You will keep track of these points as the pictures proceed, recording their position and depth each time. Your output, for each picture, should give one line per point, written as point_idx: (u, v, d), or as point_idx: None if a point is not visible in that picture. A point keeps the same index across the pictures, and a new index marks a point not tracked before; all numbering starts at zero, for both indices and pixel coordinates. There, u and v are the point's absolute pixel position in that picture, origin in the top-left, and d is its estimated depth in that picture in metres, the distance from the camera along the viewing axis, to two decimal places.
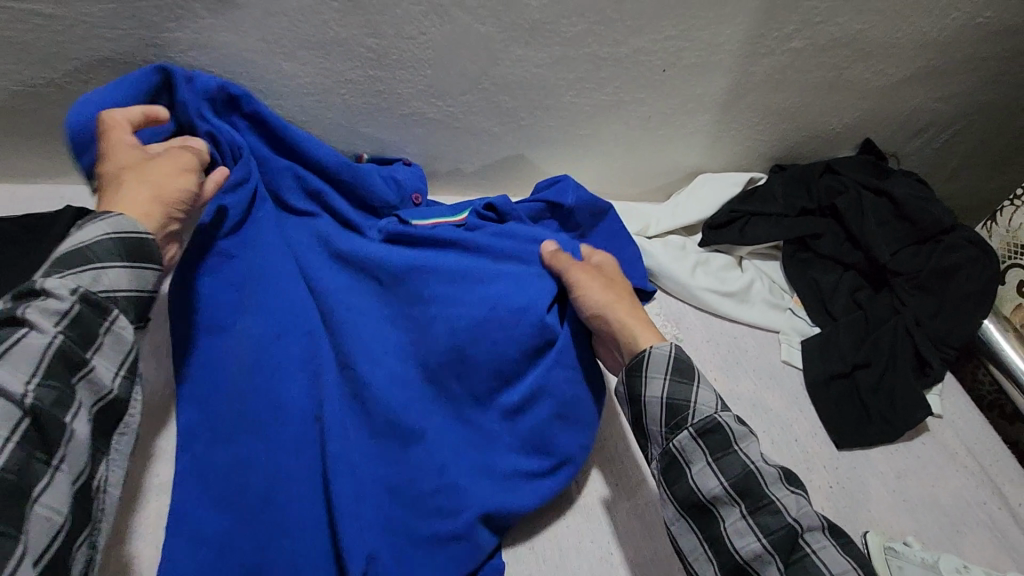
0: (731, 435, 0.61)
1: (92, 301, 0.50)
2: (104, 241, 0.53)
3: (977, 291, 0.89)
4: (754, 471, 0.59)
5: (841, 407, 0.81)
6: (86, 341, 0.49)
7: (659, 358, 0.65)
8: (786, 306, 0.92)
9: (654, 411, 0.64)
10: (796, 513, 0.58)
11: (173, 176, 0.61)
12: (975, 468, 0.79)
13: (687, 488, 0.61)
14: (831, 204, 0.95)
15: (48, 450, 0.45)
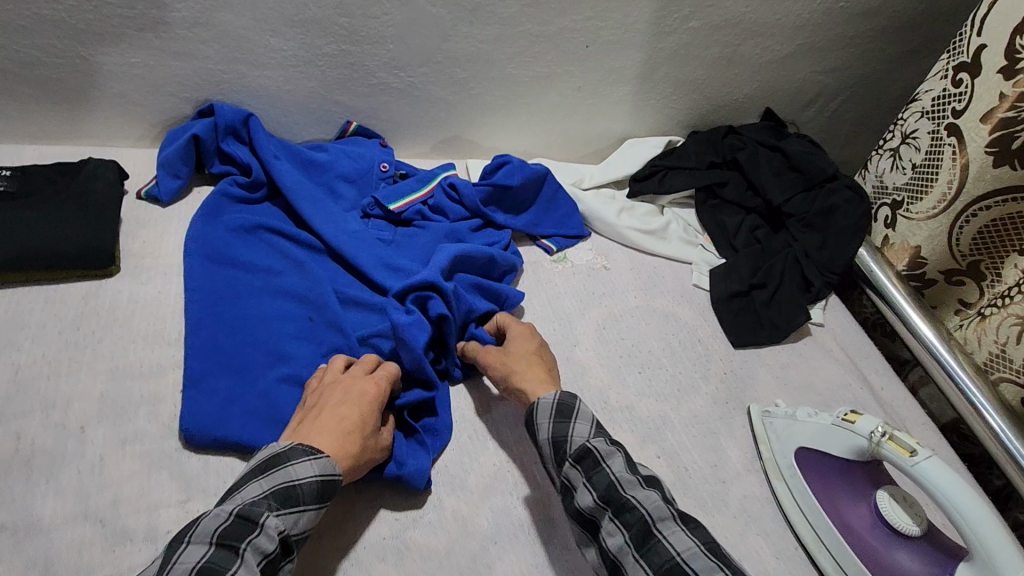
0: (598, 454, 0.64)
1: (283, 544, 0.55)
2: (309, 483, 0.58)
3: (853, 226, 1.07)
4: (616, 481, 0.62)
5: (738, 316, 0.98)
6: (280, 554, 0.55)
7: (544, 405, 0.68)
8: (698, 243, 1.10)
9: (541, 450, 0.67)
10: (649, 507, 0.59)
11: (371, 415, 0.66)
12: (845, 361, 0.97)
13: (573, 508, 0.63)
14: (734, 158, 1.14)
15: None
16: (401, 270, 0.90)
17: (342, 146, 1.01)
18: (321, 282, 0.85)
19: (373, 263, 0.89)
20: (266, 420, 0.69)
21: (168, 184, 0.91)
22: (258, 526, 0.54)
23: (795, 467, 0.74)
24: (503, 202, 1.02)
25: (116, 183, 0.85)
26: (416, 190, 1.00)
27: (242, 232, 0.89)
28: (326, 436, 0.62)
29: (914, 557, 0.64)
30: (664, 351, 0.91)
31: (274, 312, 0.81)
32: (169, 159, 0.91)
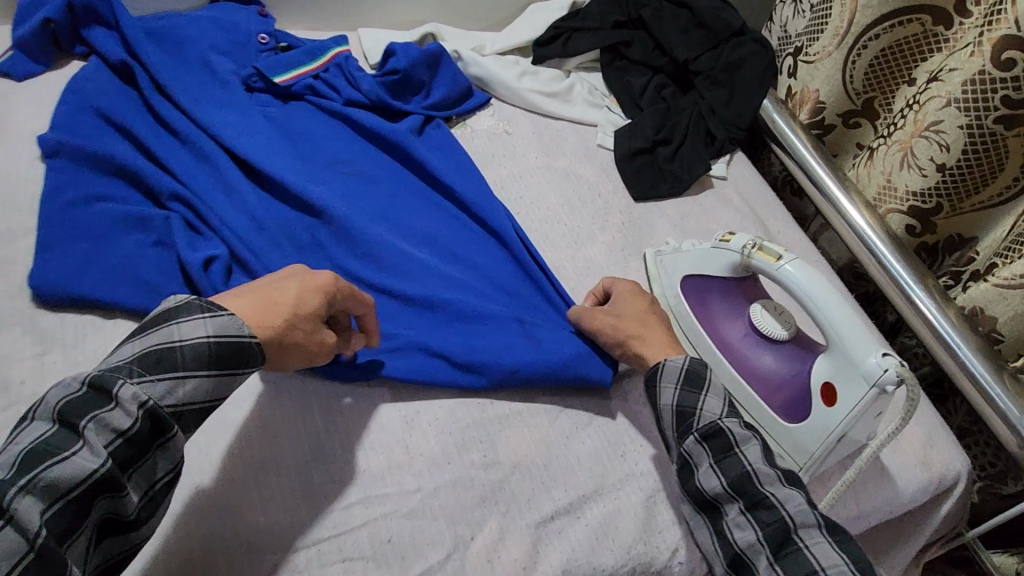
0: (733, 438, 0.58)
1: (152, 415, 0.47)
2: (194, 346, 0.50)
3: (758, 79, 1.05)
4: (752, 472, 0.56)
5: (641, 172, 0.97)
6: (148, 430, 0.47)
7: (673, 367, 0.64)
8: (604, 105, 1.06)
9: (661, 417, 0.63)
10: (791, 509, 0.53)
11: (309, 295, 0.57)
12: (745, 209, 0.97)
13: (693, 486, 0.59)
14: (638, 16, 1.09)
15: (41, 479, 0.41)
16: (279, 136, 0.84)
17: (215, 11, 0.93)
18: (191, 144, 0.79)
19: (246, 130, 0.82)
20: (122, 276, 0.65)
21: (30, 67, 0.85)
22: (112, 399, 0.46)
23: (680, 295, 0.75)
24: (404, 86, 0.90)
25: None
26: (304, 61, 0.91)
27: (96, 98, 0.81)
28: (249, 305, 0.55)
29: (778, 359, 0.67)
30: (563, 207, 0.90)
31: (132, 166, 0.73)
32: (24, 40, 0.84)
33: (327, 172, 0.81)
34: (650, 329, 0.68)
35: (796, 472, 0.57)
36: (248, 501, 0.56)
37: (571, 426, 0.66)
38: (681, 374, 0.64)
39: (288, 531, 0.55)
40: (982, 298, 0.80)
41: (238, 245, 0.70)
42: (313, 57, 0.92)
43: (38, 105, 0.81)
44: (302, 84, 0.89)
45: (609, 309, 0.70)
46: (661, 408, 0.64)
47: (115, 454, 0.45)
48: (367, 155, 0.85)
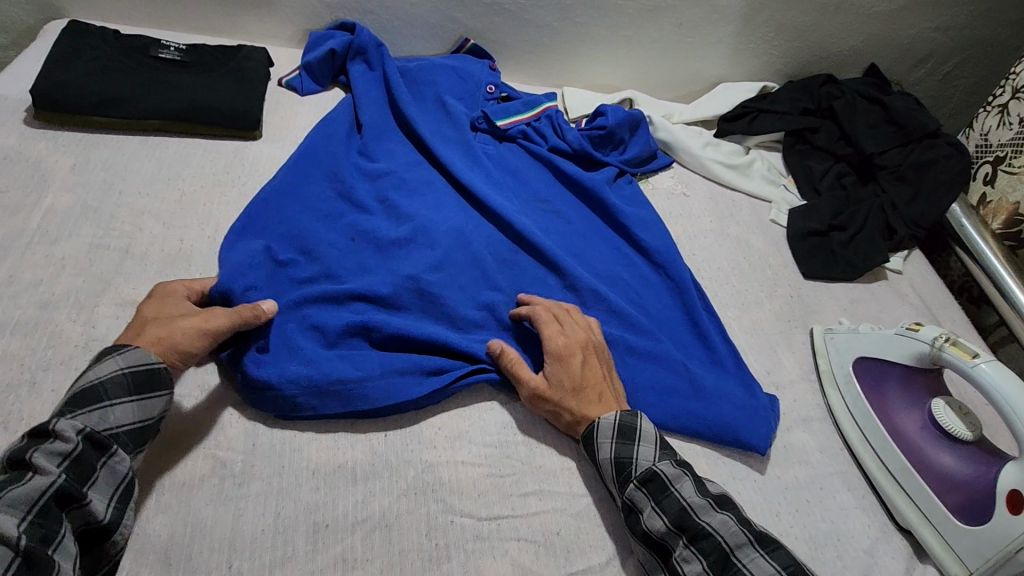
0: (666, 478, 0.61)
1: (91, 440, 0.52)
2: (114, 376, 0.56)
3: (948, 180, 1.05)
4: (688, 506, 0.59)
5: (813, 253, 1.00)
6: (96, 452, 0.53)
7: (606, 425, 0.65)
8: (781, 183, 1.10)
9: (602, 471, 0.64)
10: (725, 533, 0.58)
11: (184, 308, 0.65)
12: (920, 306, 0.96)
13: (640, 529, 0.60)
14: (829, 106, 1.13)
15: (8, 497, 0.47)
16: (488, 170, 0.97)
17: (456, 60, 1.11)
18: (423, 168, 0.94)
19: (466, 163, 0.97)
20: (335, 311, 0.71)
21: (308, 84, 1.04)
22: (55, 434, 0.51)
23: (852, 376, 0.76)
24: (607, 141, 1.03)
25: (265, 67, 1.00)
26: (522, 110, 1.06)
27: (358, 116, 0.98)
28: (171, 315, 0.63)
29: (959, 459, 0.66)
30: (734, 270, 0.94)
31: (384, 178, 0.89)
32: (310, 64, 1.03)
33: (529, 210, 0.93)
34: (588, 390, 0.68)
35: (725, 497, 0.61)
36: (445, 463, 0.64)
37: (727, 474, 0.70)
38: (615, 428, 0.65)
39: (477, 500, 0.62)
40: None
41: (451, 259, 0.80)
42: (530, 108, 1.06)
43: (313, 117, 1.01)
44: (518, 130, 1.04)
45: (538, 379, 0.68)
46: (600, 461, 0.65)
47: (71, 468, 0.51)
48: (563, 198, 0.97)
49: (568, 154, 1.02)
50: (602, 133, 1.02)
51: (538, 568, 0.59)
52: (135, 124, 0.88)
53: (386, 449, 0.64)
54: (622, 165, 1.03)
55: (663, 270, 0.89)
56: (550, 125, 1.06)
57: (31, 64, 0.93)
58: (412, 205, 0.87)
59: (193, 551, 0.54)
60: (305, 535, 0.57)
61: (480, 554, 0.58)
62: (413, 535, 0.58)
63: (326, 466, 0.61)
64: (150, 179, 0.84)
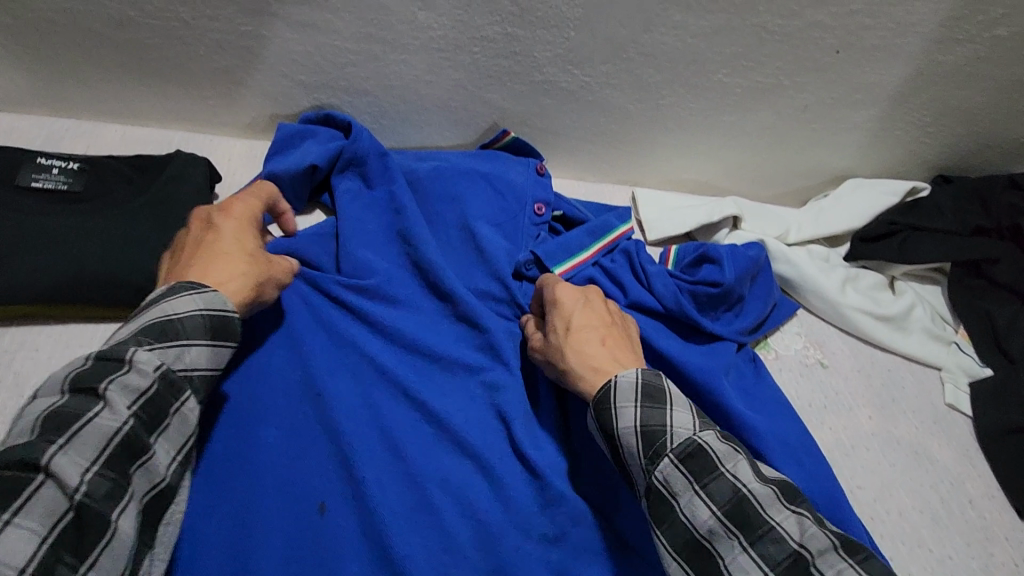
0: (715, 455, 0.47)
1: (169, 379, 0.44)
2: (192, 316, 0.48)
3: None
4: (749, 495, 0.45)
5: (1021, 467, 0.67)
6: (171, 393, 0.45)
7: (627, 386, 0.53)
8: (951, 340, 0.78)
9: (629, 450, 0.51)
10: (802, 537, 0.44)
11: (247, 233, 0.56)
12: None
13: (676, 524, 0.46)
14: (1013, 224, 0.80)
15: (77, 439, 0.39)
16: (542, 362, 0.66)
17: (490, 161, 0.78)
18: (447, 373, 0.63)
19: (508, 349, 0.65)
20: None
21: (267, 206, 0.68)
22: (101, 399, 0.41)
23: None
24: (715, 301, 0.70)
25: (206, 189, 0.66)
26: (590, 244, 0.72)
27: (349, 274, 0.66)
28: (203, 265, 0.52)
29: None
30: (921, 514, 0.63)
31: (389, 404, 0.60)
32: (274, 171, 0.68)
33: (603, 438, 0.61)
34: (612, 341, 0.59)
35: (790, 485, 0.47)
36: None
37: None
38: (637, 391, 0.52)
39: None
40: None
41: None
42: (599, 242, 0.72)
43: None
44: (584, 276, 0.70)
45: (563, 315, 0.61)
46: (614, 436, 0.52)
47: (143, 415, 0.43)
48: None
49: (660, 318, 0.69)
50: (715, 292, 0.68)
51: None
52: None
53: None
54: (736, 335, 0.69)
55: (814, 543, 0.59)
56: (630, 269, 0.71)
57: None
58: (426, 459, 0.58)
59: None
60: None
61: None
62: None
63: None
64: None
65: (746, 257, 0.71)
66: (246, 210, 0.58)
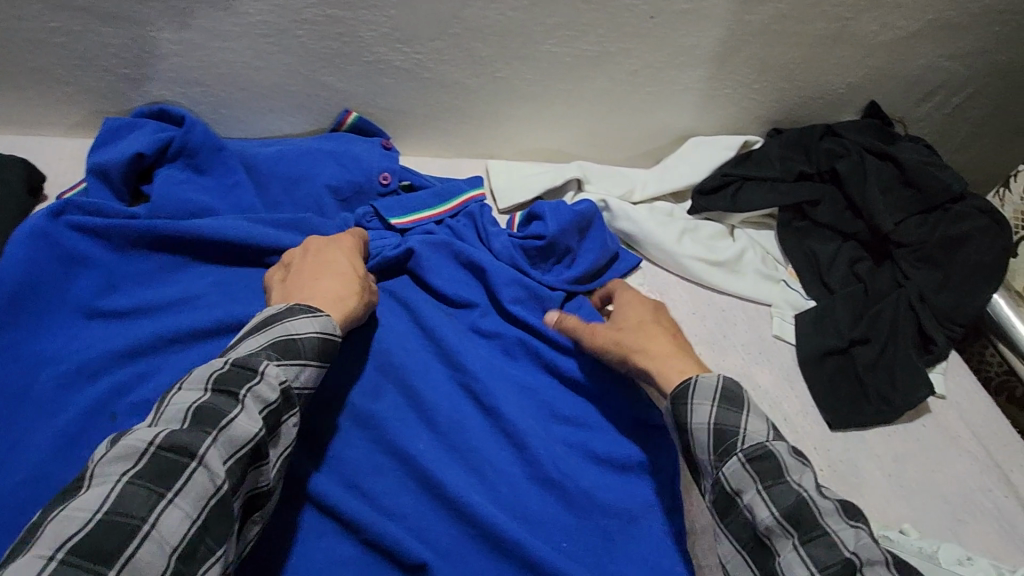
0: (784, 462, 0.51)
1: (286, 394, 0.50)
2: (310, 337, 0.53)
3: (986, 264, 0.83)
4: (810, 500, 0.49)
5: (836, 385, 0.75)
6: (286, 407, 0.50)
7: (707, 386, 0.56)
8: (781, 277, 0.85)
9: (693, 437, 0.55)
10: (854, 545, 0.46)
11: (348, 256, 0.65)
12: (981, 453, 0.73)
13: (740, 519, 0.51)
14: (831, 168, 0.88)
15: (225, 434, 0.44)
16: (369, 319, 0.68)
17: (331, 141, 0.79)
18: None
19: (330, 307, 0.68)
20: None
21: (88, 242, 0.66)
22: (257, 373, 0.48)
23: None
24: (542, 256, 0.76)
25: (20, 191, 0.70)
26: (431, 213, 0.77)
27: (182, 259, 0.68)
28: (323, 284, 0.60)
29: None
30: None
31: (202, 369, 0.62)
32: (101, 210, 0.66)
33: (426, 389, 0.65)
34: (657, 332, 0.63)
35: (851, 504, 0.49)
36: None
37: None
38: (716, 392, 0.56)
39: None
40: None
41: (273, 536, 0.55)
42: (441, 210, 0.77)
43: None
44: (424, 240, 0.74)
45: (613, 324, 0.66)
46: (693, 428, 0.55)
47: (268, 424, 0.48)
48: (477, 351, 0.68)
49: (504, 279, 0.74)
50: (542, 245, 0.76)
51: None
52: None
53: None
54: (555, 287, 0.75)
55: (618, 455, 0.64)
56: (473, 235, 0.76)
57: None
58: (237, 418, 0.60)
59: None
60: None
61: None
62: None
63: None
64: None
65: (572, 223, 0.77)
66: (350, 242, 0.67)
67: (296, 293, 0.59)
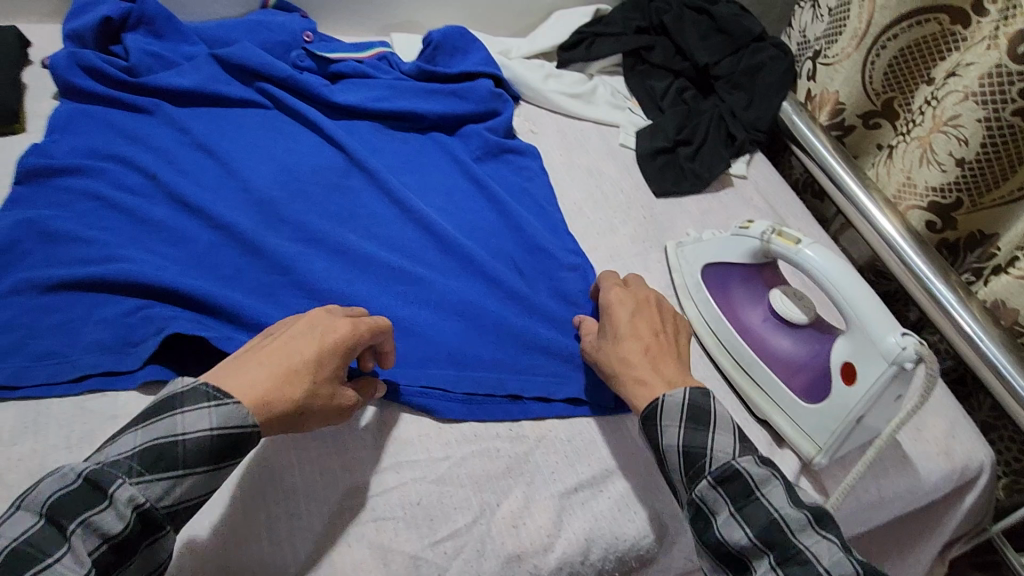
0: (752, 480, 0.52)
1: (145, 517, 0.44)
2: (197, 439, 0.47)
3: (777, 81, 1.07)
4: (780, 520, 0.49)
5: (662, 170, 1.00)
6: (145, 532, 0.44)
7: (673, 405, 0.57)
8: (627, 106, 1.09)
9: (668, 460, 0.56)
10: (828, 563, 0.47)
11: (331, 357, 0.55)
12: (764, 208, 1.00)
13: (712, 539, 0.51)
14: (660, 22, 1.13)
15: None
16: (299, 120, 0.90)
17: (264, 14, 0.98)
18: (244, 131, 0.87)
19: (279, 116, 0.91)
20: (101, 303, 0.65)
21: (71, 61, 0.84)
22: (107, 497, 0.42)
23: (700, 282, 0.77)
24: (435, 94, 0.96)
25: (14, 44, 0.85)
26: (348, 56, 0.98)
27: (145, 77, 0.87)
28: (265, 370, 0.51)
29: (796, 342, 0.69)
30: (586, 202, 0.93)
31: (194, 137, 0.83)
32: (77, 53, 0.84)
33: (347, 163, 0.86)
34: (664, 356, 0.62)
35: (823, 514, 0.50)
36: (285, 461, 0.58)
37: (594, 403, 0.68)
38: (682, 410, 0.57)
39: (318, 488, 0.57)
40: (1004, 290, 0.81)
41: (237, 232, 0.73)
42: (354, 56, 0.99)
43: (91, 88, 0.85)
44: (346, 68, 0.97)
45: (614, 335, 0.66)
46: (663, 448, 0.57)
47: (105, 562, 0.41)
48: (388, 142, 0.91)
49: (407, 99, 0.94)
50: (434, 71, 0.97)
51: (398, 546, 0.55)
52: None
53: None
54: (442, 114, 0.94)
55: (489, 202, 0.87)
56: (384, 73, 0.98)
57: None
58: (209, 175, 0.80)
59: None
60: None
61: (333, 548, 0.55)
62: (263, 550, 0.53)
63: None
64: None
65: (460, 63, 0.98)
66: (326, 325, 0.56)
67: (228, 373, 0.51)
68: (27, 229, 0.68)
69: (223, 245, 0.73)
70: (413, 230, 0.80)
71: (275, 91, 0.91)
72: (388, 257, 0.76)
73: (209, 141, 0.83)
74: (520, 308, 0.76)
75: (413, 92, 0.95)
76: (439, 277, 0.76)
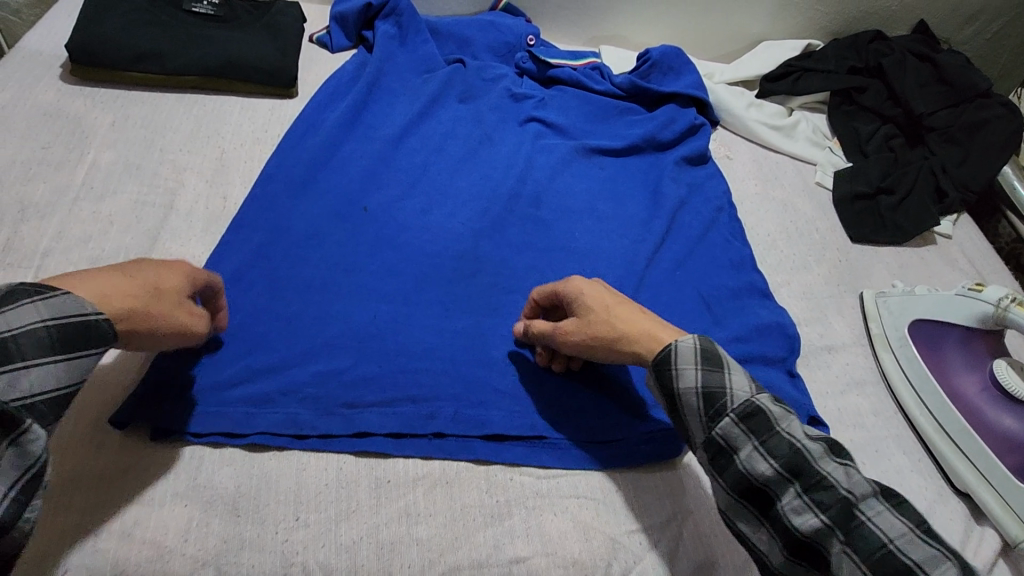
0: (772, 415, 0.51)
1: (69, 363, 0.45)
2: (63, 298, 0.45)
3: (1000, 141, 1.01)
4: (803, 449, 0.50)
5: (860, 216, 0.97)
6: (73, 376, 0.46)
7: (686, 349, 0.54)
8: (826, 146, 1.08)
9: (685, 404, 0.53)
10: (848, 484, 0.49)
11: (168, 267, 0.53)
12: (970, 272, 0.95)
13: (736, 473, 0.51)
14: (877, 64, 1.10)
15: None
16: (516, 116, 0.97)
17: (496, 14, 1.06)
18: (468, 121, 0.93)
19: (496, 109, 0.96)
20: (349, 263, 0.74)
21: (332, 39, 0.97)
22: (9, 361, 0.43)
23: (907, 339, 0.75)
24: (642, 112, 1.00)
25: (299, 17, 0.95)
26: (566, 60, 1.04)
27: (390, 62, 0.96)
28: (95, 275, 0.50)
29: (1019, 420, 0.66)
30: (780, 234, 0.92)
31: (428, 123, 0.91)
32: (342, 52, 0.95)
33: (559, 159, 0.91)
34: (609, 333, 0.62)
35: (836, 441, 0.52)
36: (498, 425, 0.63)
37: None
38: (696, 354, 0.54)
39: (527, 456, 0.62)
40: None
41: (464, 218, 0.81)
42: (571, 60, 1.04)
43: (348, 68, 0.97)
44: (565, 74, 1.02)
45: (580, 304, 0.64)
46: (679, 393, 0.54)
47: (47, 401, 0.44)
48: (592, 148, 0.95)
49: (617, 117, 1.00)
50: (644, 89, 1.01)
51: (599, 526, 0.58)
52: (172, 80, 0.85)
53: (445, 403, 0.64)
54: (647, 136, 0.96)
55: (689, 220, 0.89)
56: (597, 83, 1.03)
57: (66, 17, 0.90)
58: (441, 157, 0.88)
59: (262, 503, 0.55)
60: (368, 489, 0.57)
61: (541, 511, 0.58)
62: (477, 498, 0.58)
63: (384, 423, 0.61)
64: (191, 136, 0.81)
65: (671, 84, 1.02)
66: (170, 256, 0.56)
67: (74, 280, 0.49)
68: (296, 189, 0.78)
69: (449, 224, 0.80)
70: (616, 233, 0.84)
71: (501, 90, 0.98)
72: (592, 258, 0.81)
73: (442, 128, 0.91)
74: (714, 327, 0.77)
75: (622, 109, 1.01)
76: (639, 283, 0.80)
